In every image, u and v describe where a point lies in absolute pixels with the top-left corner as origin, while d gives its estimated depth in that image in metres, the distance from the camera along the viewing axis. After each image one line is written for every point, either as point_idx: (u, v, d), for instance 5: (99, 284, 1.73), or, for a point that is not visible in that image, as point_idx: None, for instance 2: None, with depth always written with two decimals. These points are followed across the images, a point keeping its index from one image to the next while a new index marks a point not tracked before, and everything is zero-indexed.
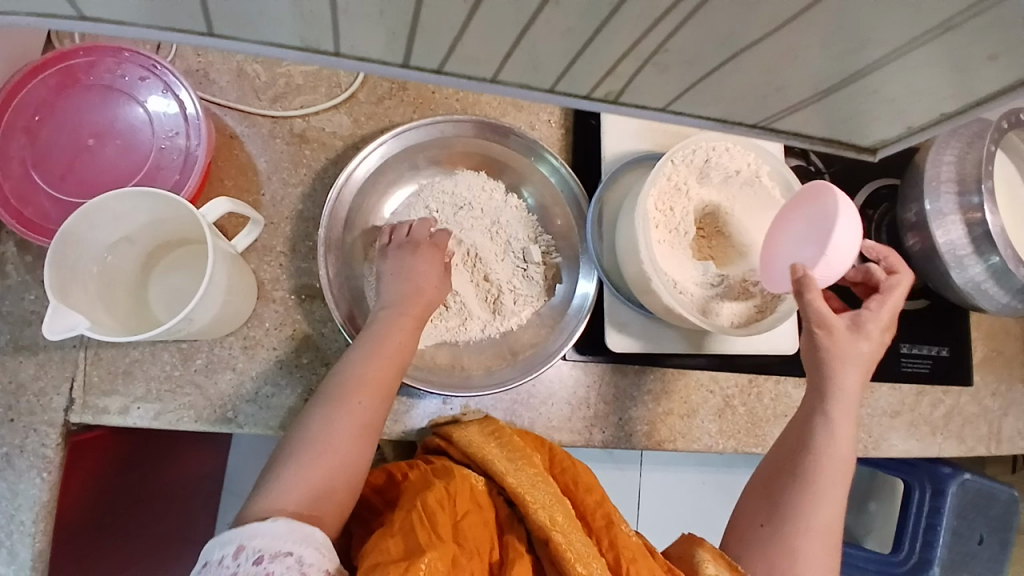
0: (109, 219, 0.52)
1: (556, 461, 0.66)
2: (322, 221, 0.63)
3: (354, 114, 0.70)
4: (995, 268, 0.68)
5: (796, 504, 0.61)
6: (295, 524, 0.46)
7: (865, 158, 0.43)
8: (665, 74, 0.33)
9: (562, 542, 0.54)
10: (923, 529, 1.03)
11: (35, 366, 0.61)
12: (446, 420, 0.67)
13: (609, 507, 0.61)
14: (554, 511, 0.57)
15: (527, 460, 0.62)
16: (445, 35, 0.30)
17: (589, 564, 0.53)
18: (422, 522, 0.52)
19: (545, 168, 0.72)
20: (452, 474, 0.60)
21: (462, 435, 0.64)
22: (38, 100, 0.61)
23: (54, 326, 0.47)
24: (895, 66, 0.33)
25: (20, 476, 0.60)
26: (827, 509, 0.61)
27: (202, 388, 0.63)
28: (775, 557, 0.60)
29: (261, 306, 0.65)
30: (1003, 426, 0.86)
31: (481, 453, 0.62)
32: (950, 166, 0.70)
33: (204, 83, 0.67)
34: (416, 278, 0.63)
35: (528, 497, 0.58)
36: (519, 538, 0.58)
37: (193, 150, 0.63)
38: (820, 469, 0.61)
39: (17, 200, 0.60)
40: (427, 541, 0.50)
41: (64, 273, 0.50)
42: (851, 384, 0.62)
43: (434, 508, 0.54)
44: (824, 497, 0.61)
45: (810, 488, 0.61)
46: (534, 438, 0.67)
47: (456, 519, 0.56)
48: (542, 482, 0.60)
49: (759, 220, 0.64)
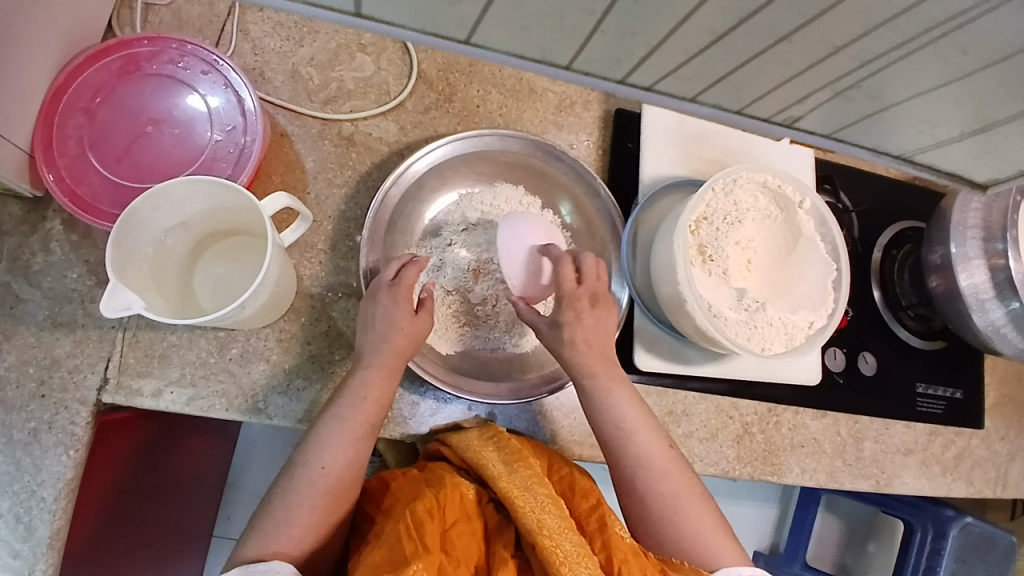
0: (168, 205, 0.54)
1: (553, 467, 0.66)
2: (366, 222, 0.65)
3: (400, 121, 0.72)
4: (1015, 314, 0.70)
5: (620, 460, 0.63)
6: (248, 566, 0.53)
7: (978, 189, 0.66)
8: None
9: (549, 545, 0.55)
10: (923, 570, 1.04)
11: (72, 344, 0.62)
12: (448, 428, 0.68)
13: (604, 509, 0.61)
14: (543, 513, 0.57)
15: (523, 462, 0.63)
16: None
17: (575, 565, 0.53)
18: (410, 533, 0.54)
19: (586, 190, 0.73)
20: (443, 483, 0.60)
21: (460, 440, 0.65)
22: (100, 83, 0.63)
23: (111, 304, 0.48)
24: None
25: (46, 453, 0.61)
26: (653, 451, 0.63)
27: (235, 377, 0.64)
28: (647, 509, 0.62)
29: (299, 301, 0.66)
30: (1011, 472, 0.87)
31: (477, 459, 0.63)
32: (977, 212, 0.72)
33: (259, 81, 0.69)
34: (406, 322, 0.61)
35: (518, 502, 0.59)
36: (507, 544, 0.59)
37: (247, 145, 0.64)
38: (610, 423, 0.63)
39: (72, 179, 0.61)
40: (413, 552, 0.53)
41: (123, 252, 0.52)
42: (584, 358, 0.63)
43: (423, 517, 0.56)
44: (635, 438, 0.63)
45: (622, 442, 0.63)
46: (532, 444, 0.68)
47: (445, 528, 0.57)
48: (535, 484, 0.60)
49: (780, 263, 0.66)
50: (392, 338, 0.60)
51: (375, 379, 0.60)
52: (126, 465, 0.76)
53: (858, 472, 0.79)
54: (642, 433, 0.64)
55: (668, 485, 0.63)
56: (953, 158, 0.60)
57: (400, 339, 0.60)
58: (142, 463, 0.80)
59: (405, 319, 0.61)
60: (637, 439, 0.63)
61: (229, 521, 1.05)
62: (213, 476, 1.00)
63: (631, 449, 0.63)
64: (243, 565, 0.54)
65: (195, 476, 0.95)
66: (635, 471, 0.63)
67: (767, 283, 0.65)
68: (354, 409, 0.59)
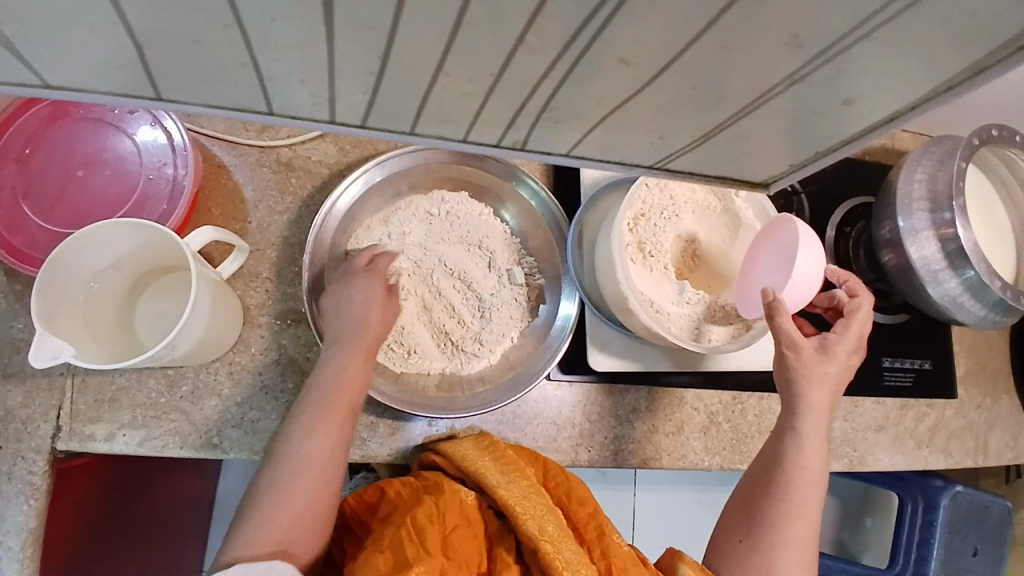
0: (95, 248, 0.53)
1: (550, 475, 0.66)
2: (307, 244, 0.65)
3: (339, 142, 0.72)
4: (970, 283, 0.70)
5: (771, 519, 0.61)
6: (250, 563, 0.49)
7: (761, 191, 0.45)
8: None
9: (551, 551, 0.55)
10: (917, 543, 1.03)
11: (23, 394, 0.62)
12: (441, 439, 0.68)
13: (602, 519, 0.62)
14: (543, 521, 0.58)
15: (519, 472, 0.63)
16: (435, 80, 0.29)
17: (578, 570, 0.54)
18: (411, 536, 0.53)
19: (525, 192, 0.73)
20: (441, 490, 0.60)
21: (456, 449, 0.65)
22: (28, 131, 0.62)
23: (39, 354, 0.48)
24: (849, 92, 0.32)
25: (7, 504, 0.60)
26: (803, 534, 0.61)
27: (188, 413, 0.64)
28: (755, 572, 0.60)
29: (247, 331, 0.66)
30: (989, 439, 0.87)
31: (474, 467, 0.63)
32: (922, 184, 0.72)
33: (192, 114, 0.69)
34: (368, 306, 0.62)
35: (517, 510, 0.59)
36: (509, 549, 0.59)
37: (180, 179, 0.64)
38: (792, 484, 0.62)
39: (7, 229, 0.61)
40: (416, 556, 0.51)
41: (50, 300, 0.51)
42: (820, 416, 0.62)
43: (424, 523, 0.55)
44: (798, 511, 0.61)
45: (784, 503, 0.61)
46: (529, 452, 0.68)
47: (446, 533, 0.56)
48: (534, 493, 0.61)
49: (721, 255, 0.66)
50: (359, 323, 0.61)
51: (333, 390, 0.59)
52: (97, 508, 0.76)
53: (831, 453, 0.79)
54: (808, 514, 0.62)
55: (793, 567, 0.61)
56: None
57: (372, 324, 0.62)
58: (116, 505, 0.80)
59: (376, 300, 0.62)
60: (798, 499, 0.62)
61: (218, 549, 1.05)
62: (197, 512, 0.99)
63: (788, 506, 0.61)
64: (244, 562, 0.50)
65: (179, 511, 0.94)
66: (778, 538, 0.61)
67: (711, 278, 0.66)
68: (311, 430, 0.57)
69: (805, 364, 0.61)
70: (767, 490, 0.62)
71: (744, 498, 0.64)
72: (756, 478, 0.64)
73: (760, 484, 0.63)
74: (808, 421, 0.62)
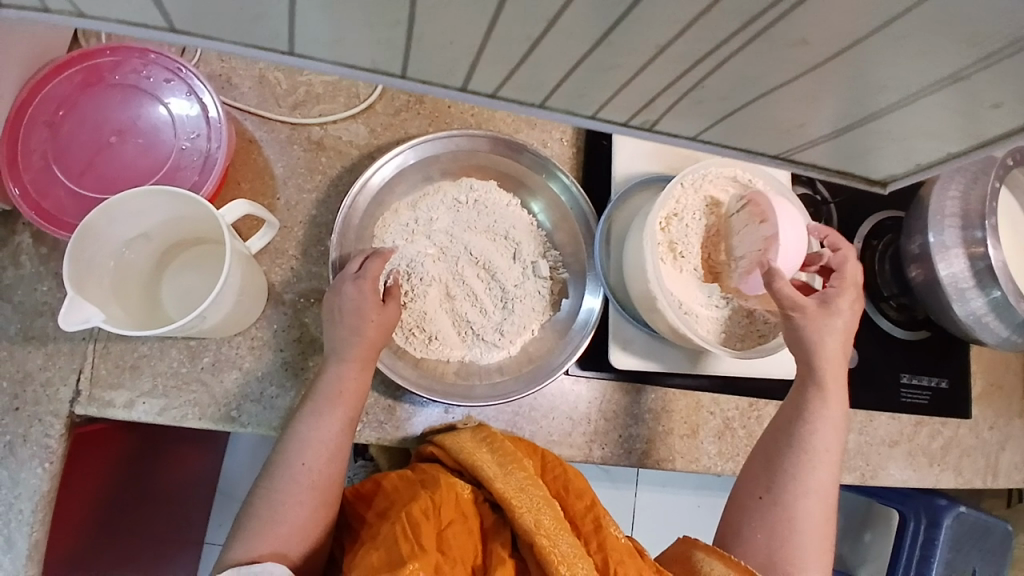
0: (127, 217, 0.53)
1: (548, 467, 0.65)
2: (335, 226, 0.65)
3: (371, 124, 0.72)
4: (996, 303, 0.69)
5: (792, 472, 0.61)
6: (243, 568, 0.51)
7: (877, 189, 0.47)
8: (699, 106, 0.37)
9: (546, 545, 0.54)
10: (917, 560, 1.03)
11: (44, 357, 0.62)
12: (439, 429, 0.68)
13: (598, 511, 0.61)
14: (540, 514, 0.57)
15: (516, 464, 0.62)
16: None
17: (573, 565, 0.53)
18: (406, 533, 0.53)
19: (556, 186, 0.73)
20: (438, 484, 0.60)
21: (454, 440, 0.64)
22: (62, 95, 0.62)
23: (70, 318, 0.48)
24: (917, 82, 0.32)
25: (23, 466, 0.60)
26: (822, 486, 0.62)
27: (207, 386, 0.64)
28: (775, 527, 0.60)
29: (270, 307, 0.66)
30: (1000, 461, 0.87)
31: (472, 460, 0.62)
32: (955, 201, 0.71)
33: (226, 87, 0.68)
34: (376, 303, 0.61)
35: (514, 503, 0.58)
36: (505, 544, 0.58)
37: (212, 152, 0.64)
38: (812, 436, 0.62)
39: (37, 192, 0.61)
40: (410, 552, 0.52)
41: (81, 266, 0.51)
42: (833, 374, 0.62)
43: (419, 518, 0.55)
44: (817, 463, 0.62)
45: (803, 456, 0.62)
46: (527, 444, 0.67)
47: (440, 528, 0.56)
48: (531, 485, 0.60)
49: None
50: (360, 329, 0.60)
51: (352, 372, 0.59)
52: (105, 476, 0.76)
53: (842, 465, 0.79)
54: (827, 466, 0.62)
55: (814, 519, 0.61)
56: (843, 161, 0.44)
57: (371, 330, 0.60)
58: (124, 475, 0.80)
59: (375, 311, 0.61)
60: (818, 452, 0.62)
61: (220, 527, 1.03)
62: (201, 487, 0.99)
63: (808, 459, 0.62)
64: (238, 567, 0.52)
65: (184, 485, 0.95)
66: (799, 492, 0.61)
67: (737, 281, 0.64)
68: (327, 412, 0.58)
69: (811, 320, 0.60)
70: (786, 443, 0.63)
71: (763, 455, 0.64)
72: (775, 435, 0.64)
73: (777, 438, 0.64)
74: (827, 373, 0.62)
